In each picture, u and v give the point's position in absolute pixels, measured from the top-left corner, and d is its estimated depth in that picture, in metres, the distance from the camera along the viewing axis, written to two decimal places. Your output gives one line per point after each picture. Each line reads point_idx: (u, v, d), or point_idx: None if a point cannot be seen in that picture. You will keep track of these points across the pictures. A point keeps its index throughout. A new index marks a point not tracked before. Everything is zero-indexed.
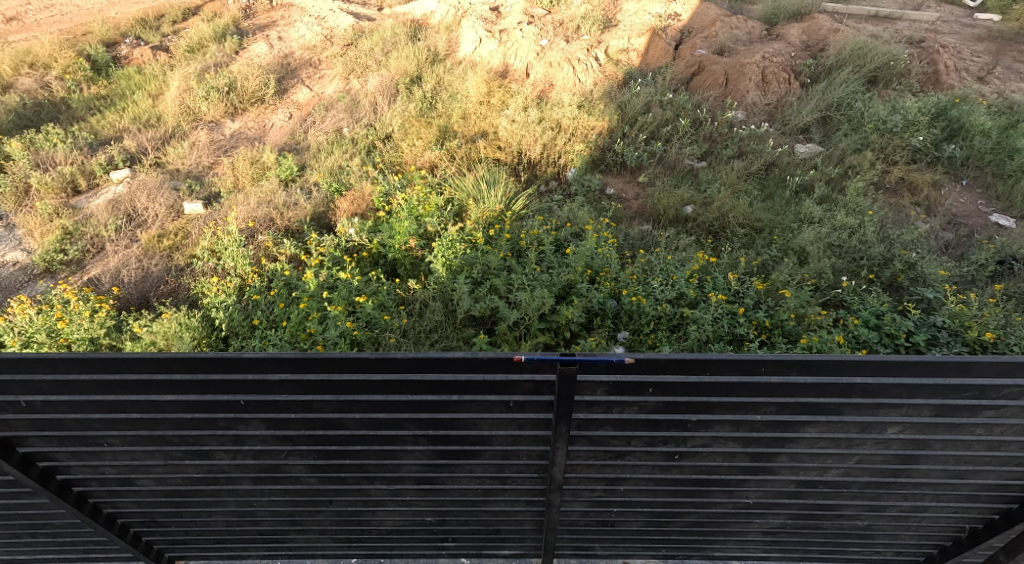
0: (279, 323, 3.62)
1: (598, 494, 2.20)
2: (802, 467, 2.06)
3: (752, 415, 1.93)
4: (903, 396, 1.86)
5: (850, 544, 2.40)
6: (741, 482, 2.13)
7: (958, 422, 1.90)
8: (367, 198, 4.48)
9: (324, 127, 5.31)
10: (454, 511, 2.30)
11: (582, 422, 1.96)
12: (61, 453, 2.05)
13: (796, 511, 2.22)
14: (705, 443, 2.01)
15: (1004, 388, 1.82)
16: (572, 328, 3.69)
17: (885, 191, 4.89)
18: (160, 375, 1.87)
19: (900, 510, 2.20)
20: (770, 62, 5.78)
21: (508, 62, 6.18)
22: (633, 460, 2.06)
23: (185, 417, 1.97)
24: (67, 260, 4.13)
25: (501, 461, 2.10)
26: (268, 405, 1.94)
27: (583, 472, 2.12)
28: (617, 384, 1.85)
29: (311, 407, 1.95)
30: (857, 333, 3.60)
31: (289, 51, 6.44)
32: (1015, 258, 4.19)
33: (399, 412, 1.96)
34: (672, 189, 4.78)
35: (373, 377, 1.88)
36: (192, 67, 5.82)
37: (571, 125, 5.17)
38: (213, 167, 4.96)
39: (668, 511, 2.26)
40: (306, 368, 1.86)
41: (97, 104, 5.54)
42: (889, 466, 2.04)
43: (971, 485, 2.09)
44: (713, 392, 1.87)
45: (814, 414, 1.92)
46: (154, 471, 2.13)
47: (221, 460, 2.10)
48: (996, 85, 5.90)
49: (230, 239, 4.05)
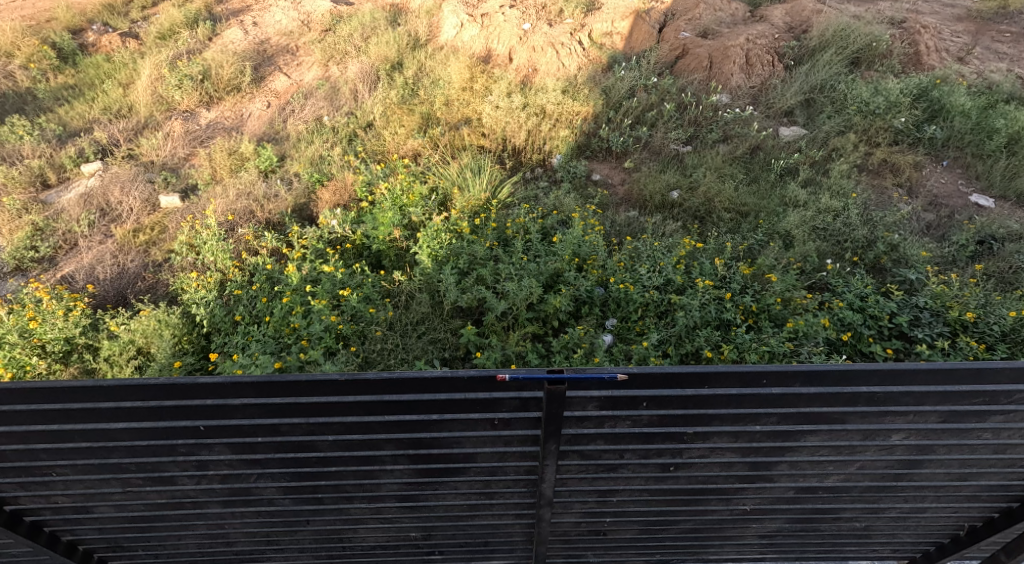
0: (262, 318, 3.55)
1: (590, 505, 2.17)
2: (801, 474, 2.04)
3: (751, 426, 1.90)
4: (910, 404, 1.85)
5: (847, 544, 2.39)
6: (737, 490, 2.10)
7: (965, 428, 1.89)
8: (349, 188, 4.39)
9: (303, 116, 5.17)
10: (440, 525, 2.25)
11: (572, 437, 1.92)
12: (7, 484, 1.98)
13: (792, 516, 2.21)
14: (701, 454, 1.98)
15: (1015, 394, 1.82)
16: (560, 317, 3.67)
17: (868, 173, 4.91)
18: (109, 402, 1.81)
19: (899, 512, 2.19)
20: (754, 44, 5.74)
21: (490, 46, 6.04)
22: (627, 472, 2.03)
23: (140, 444, 1.90)
24: (39, 258, 3.97)
25: (488, 476, 2.06)
26: (232, 429, 1.88)
27: (574, 485, 2.08)
28: (609, 399, 1.81)
29: (279, 431, 1.89)
30: (842, 316, 3.61)
31: (265, 37, 6.27)
32: (995, 238, 4.24)
33: (375, 432, 1.91)
34: (658, 174, 4.76)
35: (345, 400, 1.83)
36: (163, 55, 5.64)
37: (556, 110, 5.09)
38: (189, 159, 4.82)
39: (663, 519, 2.23)
40: (269, 392, 1.81)
41: (65, 93, 5.35)
42: (889, 471, 2.03)
43: (972, 486, 2.09)
44: (710, 405, 1.84)
45: (816, 423, 1.89)
46: (112, 498, 2.06)
47: (185, 485, 2.02)
48: (976, 66, 5.93)
49: (209, 233, 3.93)
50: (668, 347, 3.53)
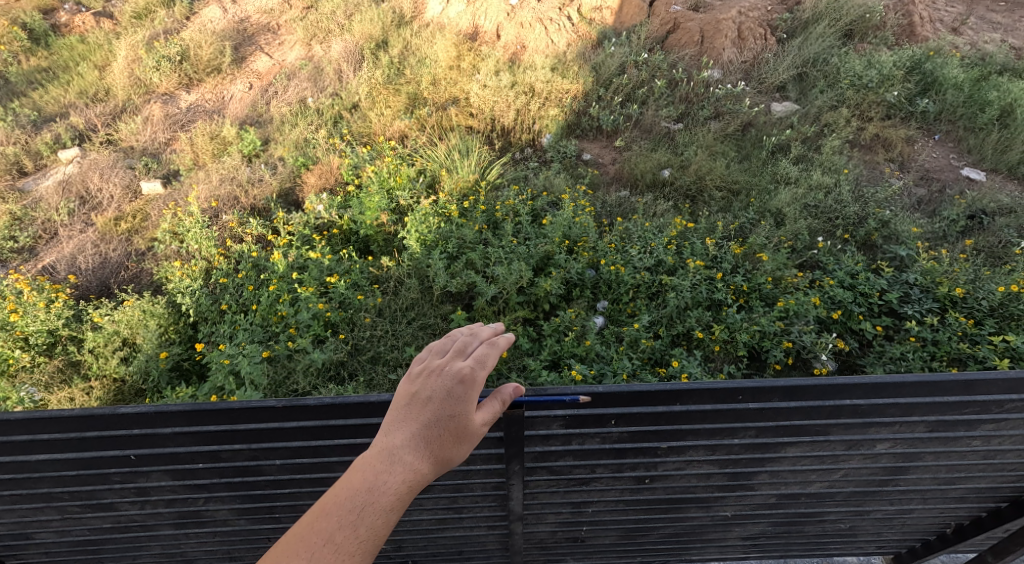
0: (250, 306, 3.50)
1: (564, 516, 2.15)
2: (783, 483, 2.03)
3: (729, 439, 1.88)
4: (897, 415, 1.83)
5: (832, 542, 2.40)
6: (717, 498, 2.10)
7: (954, 436, 1.88)
8: (335, 171, 4.31)
9: (287, 97, 5.05)
10: (410, 539, 2.21)
11: (539, 454, 1.90)
12: None
13: (775, 520, 2.21)
14: (677, 467, 1.96)
15: (1007, 403, 1.80)
16: (552, 299, 3.65)
17: (860, 148, 4.86)
18: (27, 436, 1.76)
19: (884, 513, 2.20)
20: (746, 17, 5.63)
21: (477, 23, 5.90)
22: (600, 485, 2.01)
23: (68, 474, 1.85)
24: (18, 248, 3.89)
25: (454, 492, 2.03)
26: (166, 457, 1.84)
27: (546, 498, 2.06)
28: (575, 417, 1.79)
29: (220, 457, 1.85)
30: (833, 293, 3.61)
31: (245, 16, 6.09)
32: (986, 213, 4.22)
33: (324, 455, 1.88)
34: (649, 153, 4.70)
35: (287, 426, 1.78)
36: (139, 36, 5.49)
37: (544, 89, 5.00)
38: (170, 143, 4.71)
39: (641, 526, 2.23)
40: (201, 420, 1.76)
41: (38, 77, 5.20)
42: (875, 477, 2.02)
43: (961, 489, 2.09)
44: (684, 420, 1.83)
45: (797, 435, 1.88)
46: (52, 525, 2.04)
47: (128, 511, 1.98)
48: (969, 37, 5.85)
49: (192, 221, 3.86)
50: (659, 329, 3.52)
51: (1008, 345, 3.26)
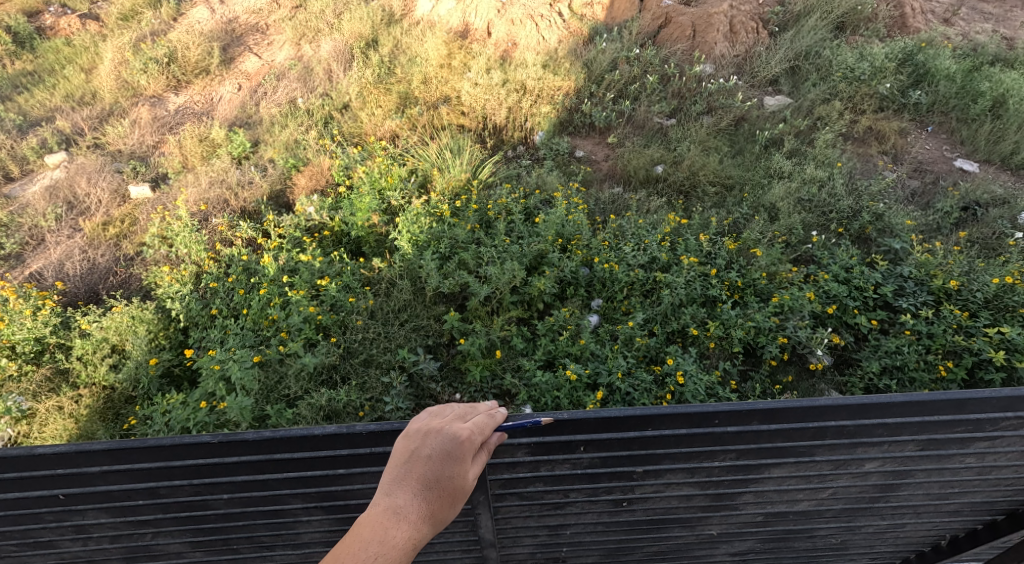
0: (240, 311, 3.47)
1: (542, 538, 2.11)
2: (768, 502, 2.00)
3: (709, 462, 1.87)
4: (887, 435, 1.82)
5: (826, 557, 2.32)
6: (701, 518, 2.06)
7: (946, 454, 1.88)
8: (326, 172, 4.28)
9: (277, 98, 5.00)
10: None
11: (507, 481, 1.90)
12: None
13: (762, 536, 2.16)
14: (655, 489, 1.94)
15: (1001, 421, 1.80)
16: (545, 299, 3.62)
17: (853, 141, 4.85)
18: None
19: (876, 528, 2.16)
20: (737, 11, 5.61)
21: (468, 21, 5.86)
22: (576, 509, 1.99)
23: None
24: (5, 256, 3.85)
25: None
26: (101, 495, 1.84)
27: (520, 522, 2.03)
28: (540, 444, 1.81)
29: (160, 493, 1.85)
30: (828, 288, 3.59)
31: (233, 16, 6.03)
32: (979, 204, 4.22)
33: (272, 489, 1.87)
34: (642, 149, 4.68)
35: (226, 460, 1.78)
36: (126, 38, 5.44)
37: (536, 86, 4.98)
38: (158, 147, 4.67)
39: (624, 546, 2.18)
40: (128, 458, 1.77)
41: (24, 81, 5.14)
42: (865, 495, 2.00)
43: (957, 503, 2.06)
44: (656, 445, 1.82)
45: (782, 455, 1.86)
46: None
47: (69, 548, 1.98)
48: (961, 28, 5.85)
49: (181, 225, 3.83)
50: (654, 326, 3.50)
51: (1003, 337, 3.25)
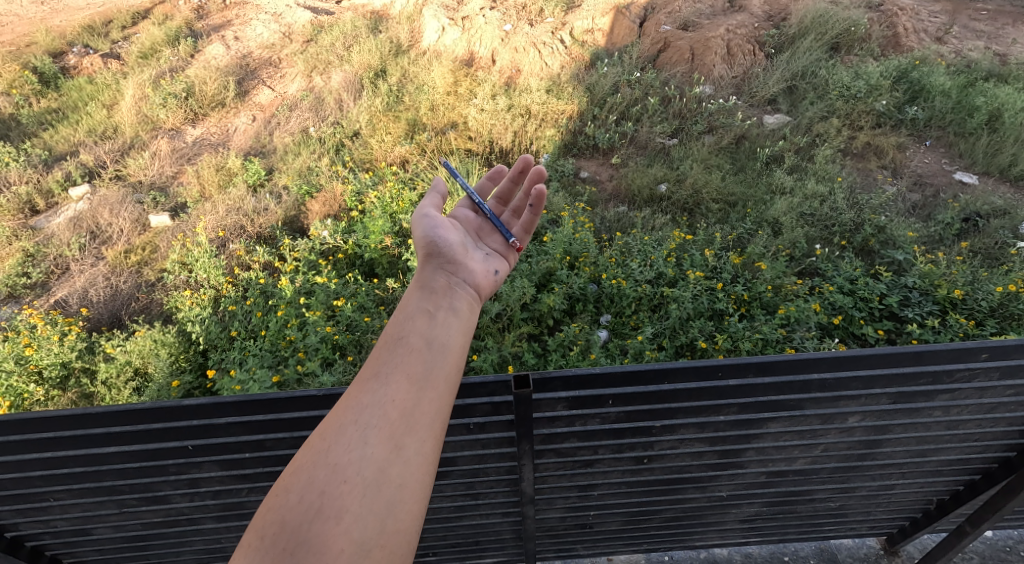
0: (258, 332, 3.56)
1: (572, 500, 2.16)
2: (770, 459, 2.04)
3: (714, 416, 1.89)
4: (861, 388, 1.85)
5: (826, 524, 2.43)
6: (712, 478, 2.10)
7: (915, 407, 1.91)
8: (339, 198, 4.41)
9: (290, 127, 5.16)
10: (430, 528, 2.23)
11: (546, 437, 1.90)
12: (6, 511, 1.95)
13: (768, 499, 2.22)
14: (672, 445, 1.97)
15: (957, 373, 1.82)
16: (555, 315, 3.71)
17: (852, 156, 4.95)
18: (97, 428, 1.75)
19: (870, 490, 2.22)
20: (734, 34, 5.81)
21: (473, 49, 6.08)
22: (602, 467, 2.02)
23: (132, 466, 1.84)
24: (31, 284, 3.97)
25: (470, 478, 2.04)
26: (219, 448, 1.82)
27: (554, 482, 2.06)
28: (576, 398, 1.80)
29: (265, 446, 1.84)
30: (833, 299, 3.66)
31: (247, 51, 6.28)
32: (980, 215, 4.30)
33: None
34: (646, 169, 4.80)
35: None
36: (146, 74, 5.65)
37: (540, 110, 5.15)
38: (177, 177, 4.83)
39: (644, 510, 2.24)
40: (253, 409, 1.76)
41: (49, 118, 5.33)
42: (853, 452, 2.03)
43: (934, 462, 2.10)
44: (674, 398, 1.83)
45: (776, 410, 1.89)
46: (109, 520, 2.03)
47: (178, 504, 1.99)
48: (953, 45, 6.01)
49: (201, 250, 3.96)
50: (662, 340, 3.56)
51: None
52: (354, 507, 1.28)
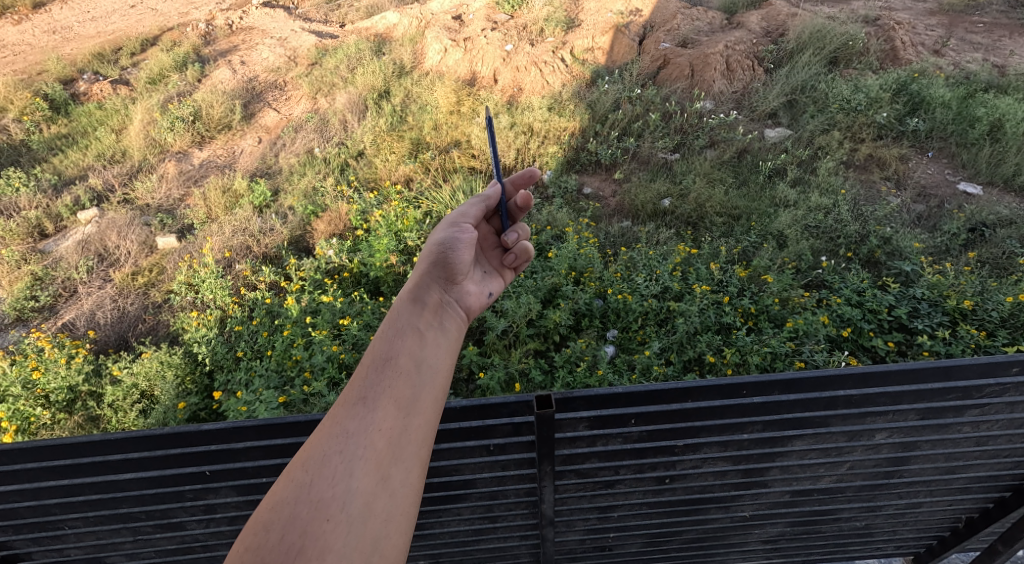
0: (264, 352, 3.55)
1: (592, 522, 2.12)
2: (794, 478, 2.01)
3: (738, 434, 1.87)
4: (888, 404, 1.83)
5: (850, 544, 2.38)
6: (734, 498, 2.07)
7: (944, 423, 1.88)
8: (344, 217, 4.44)
9: (295, 149, 5.23)
10: (448, 552, 2.20)
11: (566, 458, 1.88)
12: (21, 540, 1.94)
13: (792, 519, 2.18)
14: (694, 465, 1.94)
15: (986, 388, 1.80)
16: (561, 331, 3.68)
17: (855, 168, 4.95)
18: (118, 454, 1.75)
19: (896, 508, 2.17)
20: (733, 50, 5.85)
21: (475, 69, 6.16)
22: (624, 488, 1.99)
23: (149, 493, 1.83)
24: (39, 307, 4.00)
25: (489, 501, 2.01)
26: (238, 473, 1.81)
27: (574, 504, 2.03)
28: (598, 418, 1.79)
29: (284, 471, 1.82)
30: (841, 311, 3.62)
31: (252, 75, 6.37)
32: (986, 225, 4.29)
33: None
34: (648, 184, 4.81)
35: None
36: (154, 99, 5.74)
37: (542, 128, 5.21)
38: (184, 199, 4.88)
39: (665, 531, 2.20)
40: (272, 433, 1.74)
41: (59, 143, 5.39)
42: (879, 469, 2.00)
43: (962, 479, 2.07)
44: (698, 416, 1.82)
45: (801, 427, 1.87)
46: (123, 548, 2.01)
47: (195, 530, 1.97)
48: (951, 57, 6.05)
49: (207, 271, 3.98)
50: (670, 355, 3.52)
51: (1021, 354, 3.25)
52: (338, 545, 1.26)
